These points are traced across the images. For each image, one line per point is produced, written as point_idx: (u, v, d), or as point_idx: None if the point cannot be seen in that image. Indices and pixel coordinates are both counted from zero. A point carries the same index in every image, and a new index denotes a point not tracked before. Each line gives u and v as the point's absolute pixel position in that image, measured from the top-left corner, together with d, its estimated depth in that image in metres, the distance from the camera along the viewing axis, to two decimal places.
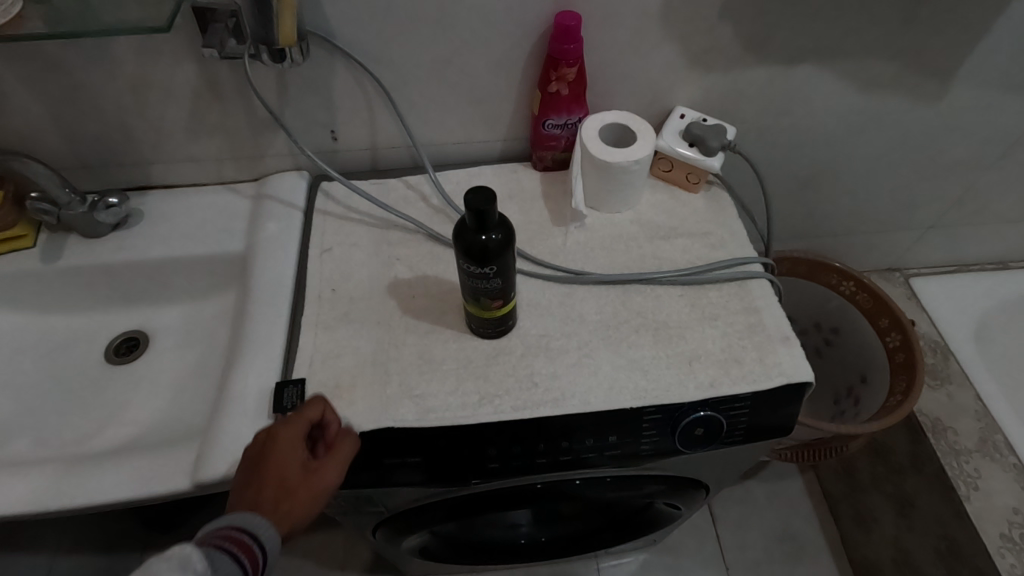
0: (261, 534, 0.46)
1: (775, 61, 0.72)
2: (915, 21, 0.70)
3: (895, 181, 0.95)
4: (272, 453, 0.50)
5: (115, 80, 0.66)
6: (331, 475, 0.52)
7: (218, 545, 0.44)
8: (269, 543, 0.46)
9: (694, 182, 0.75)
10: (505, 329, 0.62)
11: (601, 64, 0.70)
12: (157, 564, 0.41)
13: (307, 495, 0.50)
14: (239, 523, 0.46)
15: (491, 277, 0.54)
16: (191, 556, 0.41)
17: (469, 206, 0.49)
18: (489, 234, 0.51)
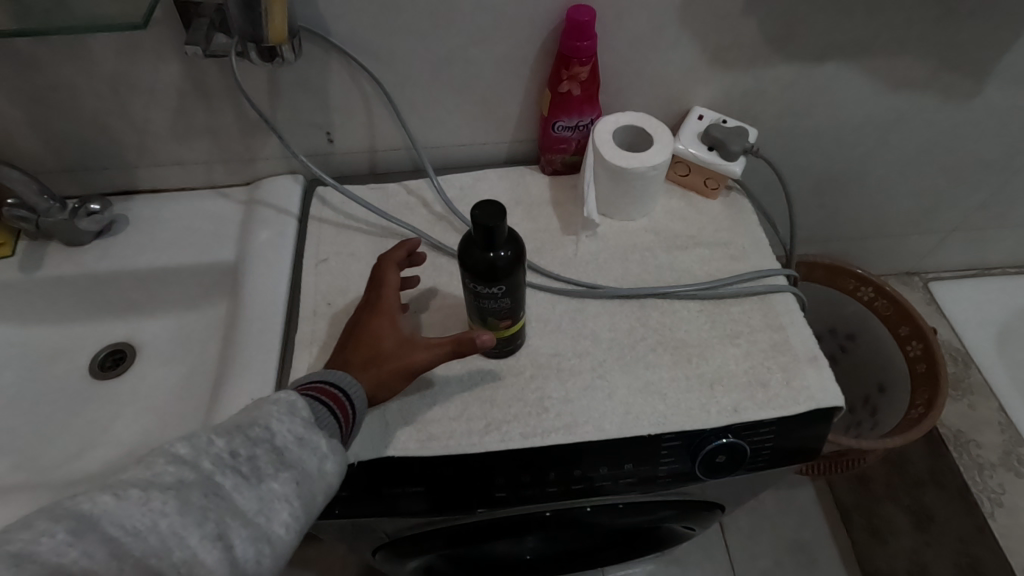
0: (351, 390, 0.48)
1: (801, 59, 0.67)
2: (952, 16, 0.66)
3: (919, 184, 0.91)
4: (371, 322, 0.53)
5: (93, 79, 0.61)
6: (425, 356, 0.50)
7: (315, 393, 0.47)
8: (358, 387, 0.49)
9: (712, 187, 0.70)
10: (514, 348, 0.58)
11: (615, 62, 0.65)
12: (267, 408, 0.43)
13: (394, 363, 0.50)
14: (332, 376, 0.49)
15: (499, 296, 0.50)
16: (298, 403, 0.44)
17: (476, 221, 0.45)
18: (498, 251, 0.47)
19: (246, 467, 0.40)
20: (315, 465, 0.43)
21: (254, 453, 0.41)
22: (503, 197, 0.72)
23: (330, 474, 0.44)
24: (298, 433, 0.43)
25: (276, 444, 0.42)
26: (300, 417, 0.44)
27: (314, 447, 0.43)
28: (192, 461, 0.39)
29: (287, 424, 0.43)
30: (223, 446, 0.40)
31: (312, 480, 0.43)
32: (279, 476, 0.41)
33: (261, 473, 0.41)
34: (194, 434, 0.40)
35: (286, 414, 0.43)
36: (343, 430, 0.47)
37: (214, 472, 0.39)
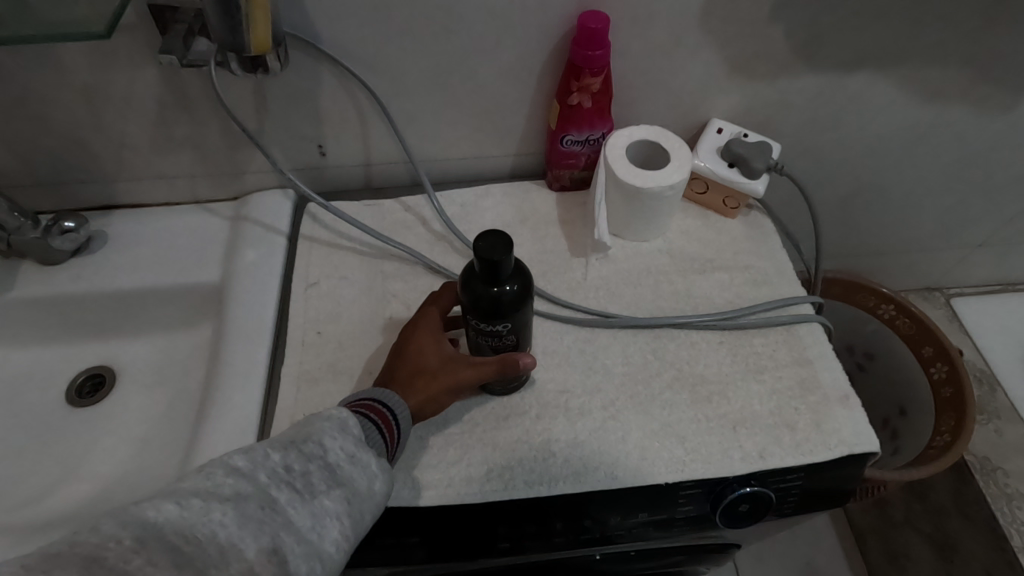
0: (398, 409, 0.45)
1: (829, 69, 0.63)
2: (994, 23, 0.60)
3: (947, 199, 0.86)
4: (415, 336, 0.50)
5: (65, 88, 0.56)
6: (470, 376, 0.47)
7: (363, 409, 0.44)
8: (404, 405, 0.45)
9: (732, 207, 0.65)
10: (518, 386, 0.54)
11: (629, 72, 0.60)
12: (318, 425, 0.40)
13: (439, 380, 0.47)
14: (379, 391, 0.46)
15: (505, 333, 0.46)
16: (350, 419, 0.41)
17: (479, 257, 0.40)
18: (504, 286, 0.43)
19: (300, 481, 0.36)
20: (368, 485, 0.39)
21: (309, 467, 0.37)
22: (507, 215, 0.67)
23: (378, 494, 0.40)
24: (351, 449, 0.40)
25: (330, 461, 0.38)
26: (353, 433, 0.41)
27: (366, 466, 0.40)
28: (249, 472, 0.35)
29: (341, 439, 0.40)
30: (277, 459, 0.37)
31: (363, 500, 0.39)
32: (333, 493, 0.37)
33: (314, 489, 0.37)
34: (248, 447, 0.37)
35: (339, 430, 0.40)
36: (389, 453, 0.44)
37: (270, 486, 0.35)
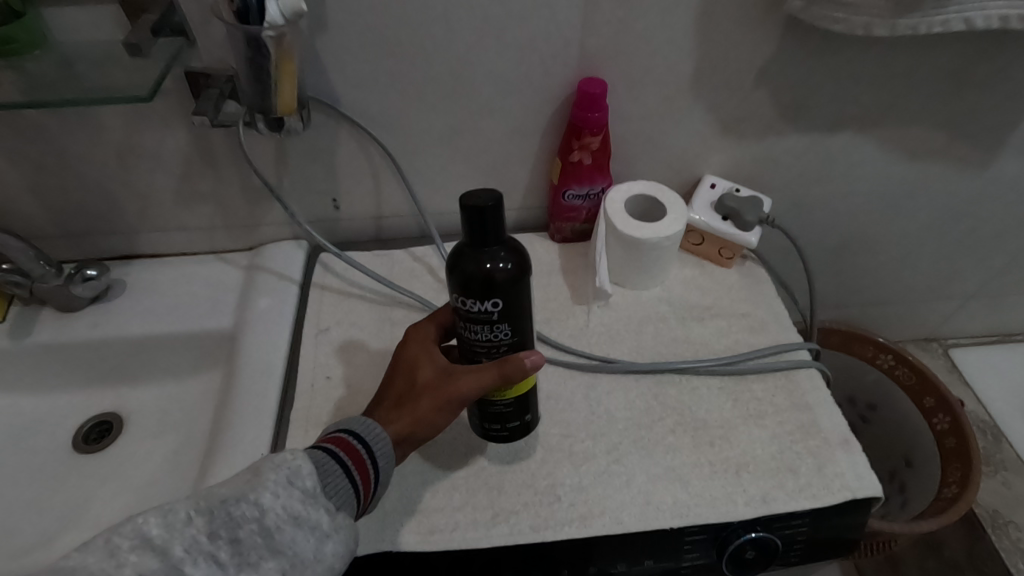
0: (376, 443, 0.42)
1: (812, 129, 0.67)
2: (963, 88, 0.65)
3: (934, 251, 0.89)
4: (413, 354, 0.49)
5: (99, 146, 0.61)
6: (470, 386, 0.45)
7: (333, 445, 0.41)
8: (384, 436, 0.43)
9: (727, 257, 0.68)
10: (523, 425, 0.52)
11: (625, 132, 0.65)
12: (265, 476, 0.37)
13: (435, 397, 0.45)
14: (357, 420, 0.43)
15: (497, 322, 0.44)
16: (304, 468, 0.38)
17: (468, 221, 0.41)
18: (497, 262, 0.42)
19: (227, 555, 0.34)
20: (315, 549, 0.37)
21: (238, 536, 0.34)
22: None
23: (328, 556, 0.37)
24: (301, 507, 0.37)
25: (267, 525, 0.35)
26: (303, 487, 0.38)
27: (316, 526, 0.37)
28: (161, 547, 0.32)
29: (286, 496, 0.37)
30: (201, 528, 0.33)
31: (306, 566, 0.36)
32: (269, 564, 0.35)
33: (245, 561, 0.34)
34: (168, 507, 0.33)
35: (286, 486, 0.37)
36: (361, 495, 0.41)
37: (186, 560, 0.32)
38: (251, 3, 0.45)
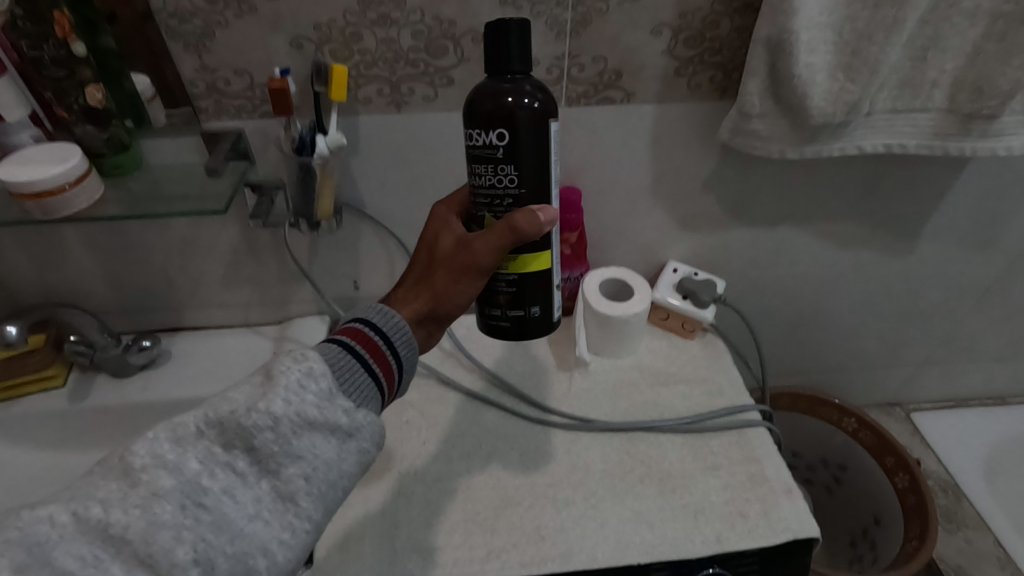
0: (393, 332, 0.43)
1: (755, 224, 0.80)
2: (877, 192, 0.78)
3: (880, 323, 1.00)
4: (430, 236, 0.49)
5: (165, 239, 0.73)
6: (484, 251, 0.44)
7: (348, 339, 0.42)
8: (402, 324, 0.44)
9: (689, 330, 0.80)
10: (531, 318, 0.50)
11: (599, 227, 0.78)
12: (281, 373, 0.37)
13: (452, 268, 0.45)
14: (372, 311, 0.44)
15: (505, 160, 0.43)
16: (317, 369, 0.38)
17: (489, 38, 0.42)
18: (522, 98, 0.42)
19: (245, 463, 0.35)
20: (336, 453, 0.37)
21: (253, 446, 0.35)
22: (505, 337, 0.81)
23: (349, 457, 0.38)
24: (316, 411, 0.36)
25: (280, 436, 0.35)
26: (318, 388, 0.37)
27: (336, 425, 0.37)
28: (174, 466, 0.33)
29: (299, 402, 0.36)
30: (215, 441, 0.35)
31: (328, 468, 0.37)
32: (290, 470, 0.36)
33: (264, 468, 0.35)
34: (178, 421, 0.34)
35: (297, 393, 0.36)
36: (385, 383, 0.42)
37: (202, 472, 0.34)
38: (305, 139, 0.59)
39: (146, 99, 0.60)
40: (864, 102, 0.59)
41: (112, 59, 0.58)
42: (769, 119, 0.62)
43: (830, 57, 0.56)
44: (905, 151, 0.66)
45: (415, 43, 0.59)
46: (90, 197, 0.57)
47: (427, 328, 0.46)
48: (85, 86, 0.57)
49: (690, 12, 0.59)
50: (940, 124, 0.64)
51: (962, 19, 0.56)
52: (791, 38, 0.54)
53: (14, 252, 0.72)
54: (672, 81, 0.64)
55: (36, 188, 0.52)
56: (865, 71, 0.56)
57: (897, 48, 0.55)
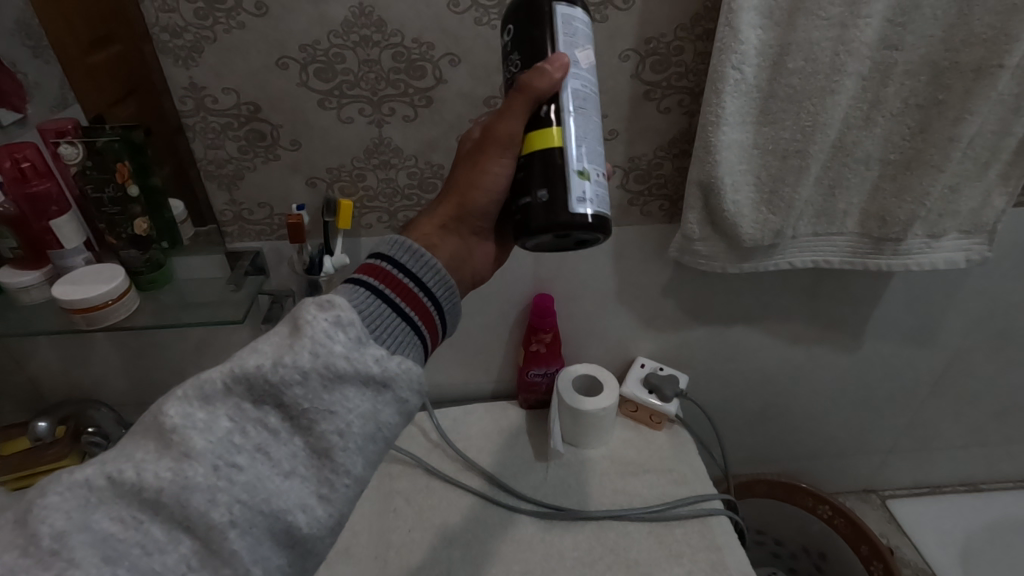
0: (426, 275, 0.42)
1: (713, 324, 0.90)
2: (818, 296, 0.88)
3: (843, 412, 1.07)
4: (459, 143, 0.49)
5: (184, 339, 0.82)
6: (503, 129, 0.42)
7: (381, 280, 0.40)
8: (433, 263, 0.42)
9: (657, 421, 0.87)
10: (538, 204, 0.41)
11: (571, 328, 0.87)
12: (309, 321, 0.35)
13: (474, 161, 0.44)
14: (401, 250, 0.42)
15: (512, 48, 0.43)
16: (345, 318, 0.36)
17: None
18: None
19: (277, 420, 0.34)
20: (373, 406, 0.36)
21: (284, 402, 0.34)
22: (488, 428, 0.88)
23: (385, 414, 0.36)
24: (345, 362, 0.35)
25: (310, 390, 0.34)
26: (346, 338, 0.36)
27: (367, 372, 0.35)
28: (205, 427, 0.33)
29: (328, 354, 0.34)
30: (245, 397, 0.34)
31: (364, 421, 0.35)
32: (323, 426, 0.34)
33: (297, 424, 0.34)
34: (206, 380, 0.34)
35: (326, 344, 0.35)
36: (425, 331, 0.41)
37: (234, 430, 0.33)
38: (314, 260, 0.70)
39: (179, 222, 0.71)
40: (787, 229, 0.71)
41: (156, 194, 0.69)
42: (708, 241, 0.74)
43: (753, 195, 0.68)
44: (829, 266, 0.77)
45: (410, 180, 0.70)
46: (129, 306, 0.67)
47: (460, 230, 0.46)
48: (133, 219, 0.67)
49: (638, 156, 0.71)
50: (856, 245, 0.75)
51: (860, 166, 0.68)
52: (717, 182, 0.65)
53: (46, 352, 0.80)
54: (627, 209, 0.75)
55: (86, 303, 0.62)
56: (783, 206, 0.68)
57: (807, 189, 0.67)
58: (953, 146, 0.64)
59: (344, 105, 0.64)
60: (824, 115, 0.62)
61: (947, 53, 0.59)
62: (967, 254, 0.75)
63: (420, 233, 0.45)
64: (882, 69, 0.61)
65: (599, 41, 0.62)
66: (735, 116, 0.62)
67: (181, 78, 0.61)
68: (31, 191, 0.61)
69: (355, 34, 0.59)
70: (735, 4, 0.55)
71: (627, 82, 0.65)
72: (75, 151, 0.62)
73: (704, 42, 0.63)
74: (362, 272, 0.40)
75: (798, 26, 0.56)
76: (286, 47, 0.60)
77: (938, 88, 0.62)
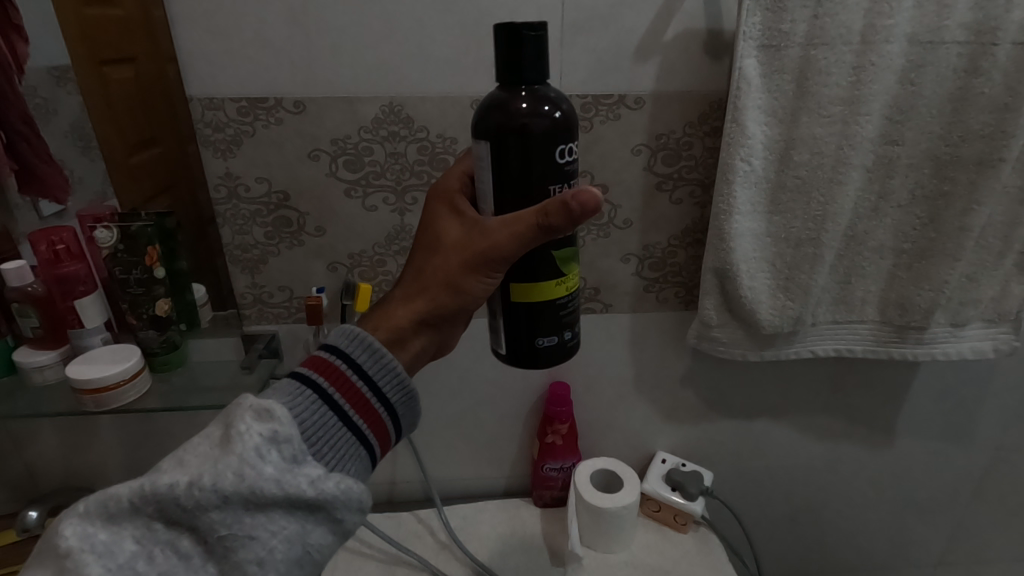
0: (382, 378, 0.40)
1: (735, 417, 0.86)
2: (843, 387, 0.85)
3: (883, 519, 0.99)
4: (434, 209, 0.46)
5: (188, 428, 0.80)
6: (505, 239, 0.39)
7: (325, 387, 0.38)
8: (393, 367, 0.40)
9: (682, 522, 0.82)
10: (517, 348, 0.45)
11: (588, 419, 0.84)
12: (239, 435, 0.34)
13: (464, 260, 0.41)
14: (353, 355, 0.39)
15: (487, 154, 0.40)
16: (281, 433, 0.35)
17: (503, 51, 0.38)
18: (541, 106, 0.38)
19: (190, 543, 0.33)
20: (300, 530, 0.34)
21: (197, 526, 0.33)
22: (499, 529, 0.82)
23: (308, 541, 0.35)
24: (275, 487, 0.33)
25: (228, 514, 0.33)
26: (279, 457, 0.34)
27: (300, 496, 0.34)
28: (105, 550, 0.32)
29: (255, 476, 0.33)
30: (154, 516, 0.33)
31: (284, 550, 0.34)
32: (241, 556, 0.33)
33: (210, 550, 0.33)
34: (112, 495, 0.33)
35: (254, 466, 0.33)
36: (373, 439, 0.39)
37: (139, 554, 0.32)
38: None
39: (200, 304, 0.73)
40: (806, 317, 0.70)
41: (180, 277, 0.70)
42: (727, 328, 0.73)
43: (770, 282, 0.68)
44: (853, 355, 0.75)
45: None
46: (139, 389, 0.65)
47: (443, 329, 0.44)
48: (155, 300, 0.67)
49: (652, 245, 0.73)
50: (879, 334, 0.73)
51: (873, 255, 0.68)
52: (733, 269, 0.66)
53: (47, 435, 0.79)
54: (642, 296, 0.76)
55: (98, 384, 0.61)
56: (800, 293, 0.68)
57: (823, 276, 0.68)
58: (965, 236, 0.65)
59: (369, 194, 0.67)
60: (834, 204, 0.63)
61: (947, 148, 0.62)
62: (994, 344, 0.73)
63: (392, 325, 0.42)
64: (886, 163, 0.63)
65: (613, 137, 0.66)
66: (747, 206, 0.64)
67: (218, 168, 0.65)
68: (60, 273, 0.63)
69: (384, 130, 0.64)
70: (740, 103, 0.59)
71: (640, 174, 0.68)
72: (109, 235, 0.64)
73: (711, 138, 0.67)
74: (310, 371, 0.38)
75: (801, 122, 0.60)
76: (319, 141, 0.64)
77: (942, 180, 0.64)
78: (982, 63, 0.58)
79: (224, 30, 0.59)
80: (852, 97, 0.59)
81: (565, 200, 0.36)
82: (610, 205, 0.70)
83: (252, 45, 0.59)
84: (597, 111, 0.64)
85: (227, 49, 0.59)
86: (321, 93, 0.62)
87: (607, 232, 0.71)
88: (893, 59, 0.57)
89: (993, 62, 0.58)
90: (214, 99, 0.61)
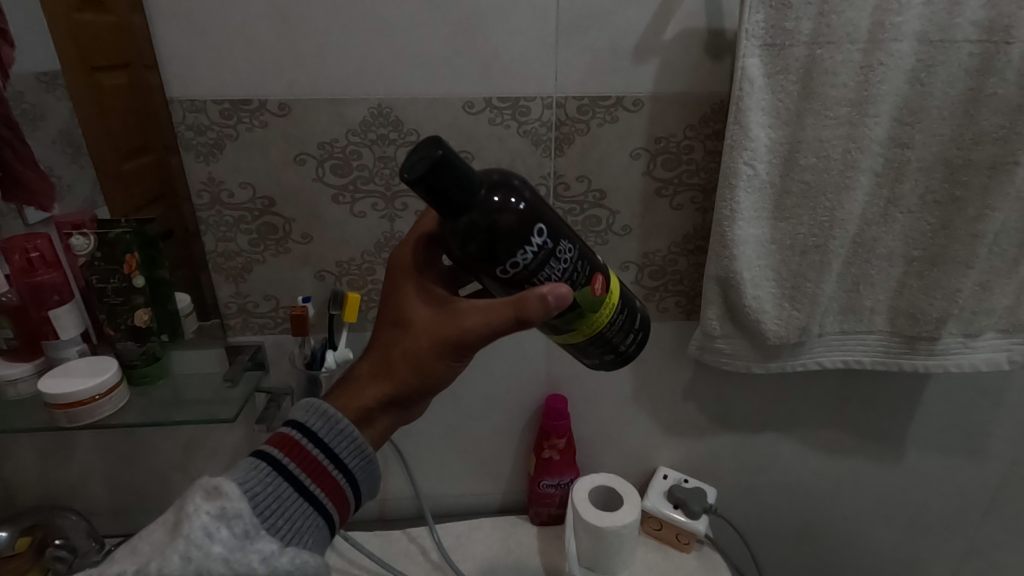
0: (338, 447, 0.43)
1: (739, 432, 0.83)
2: (851, 400, 0.82)
3: (893, 537, 0.95)
4: (399, 281, 0.47)
5: (171, 443, 0.77)
6: (477, 324, 0.41)
7: (283, 461, 0.41)
8: (350, 434, 0.43)
9: (684, 541, 0.78)
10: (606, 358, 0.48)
11: (587, 433, 0.81)
12: (191, 517, 0.37)
13: (430, 338, 0.44)
14: (315, 430, 0.42)
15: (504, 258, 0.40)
16: (230, 510, 0.38)
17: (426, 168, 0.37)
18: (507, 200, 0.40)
19: None
20: None
21: None
22: (494, 549, 0.79)
23: None
24: (223, 565, 0.36)
25: None
26: (229, 534, 0.37)
27: (250, 573, 0.37)
28: None
29: (202, 556, 0.36)
30: None
31: None
32: None
33: None
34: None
35: (201, 547, 0.36)
36: (331, 506, 0.42)
37: None
38: (316, 354, 0.67)
39: (184, 314, 0.70)
40: (813, 328, 0.67)
41: (162, 286, 0.68)
42: (730, 339, 0.70)
43: (774, 292, 0.66)
44: (862, 366, 0.72)
45: None
46: (115, 405, 0.62)
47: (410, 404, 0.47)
48: (135, 310, 0.65)
49: (652, 252, 0.70)
50: (889, 345, 0.70)
51: (883, 262, 0.65)
52: (736, 278, 0.63)
53: (25, 450, 0.75)
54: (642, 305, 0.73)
55: (72, 398, 0.58)
56: (808, 303, 0.65)
57: (830, 285, 0.65)
58: (979, 242, 0.62)
59: (358, 200, 0.64)
60: (841, 210, 0.61)
61: (960, 151, 0.60)
62: (1009, 354, 0.70)
63: (357, 400, 0.45)
64: (895, 167, 0.61)
65: (610, 140, 0.63)
66: (750, 212, 0.61)
67: (200, 173, 0.62)
68: (35, 281, 0.61)
69: (372, 133, 0.61)
70: (742, 104, 0.56)
71: (640, 179, 0.66)
72: (86, 242, 0.63)
73: (712, 141, 0.65)
74: (271, 445, 0.42)
75: (807, 124, 0.57)
76: (305, 145, 0.61)
77: (954, 185, 0.61)
78: (996, 63, 0.56)
79: (206, 29, 0.56)
80: (860, 98, 0.56)
81: (541, 294, 0.38)
82: (608, 211, 0.67)
83: (235, 44, 0.57)
84: (595, 113, 0.62)
85: (209, 48, 0.57)
86: (307, 95, 0.59)
87: (605, 239, 0.69)
88: (902, 57, 0.55)
89: (1007, 61, 0.55)
90: (196, 101, 0.59)
